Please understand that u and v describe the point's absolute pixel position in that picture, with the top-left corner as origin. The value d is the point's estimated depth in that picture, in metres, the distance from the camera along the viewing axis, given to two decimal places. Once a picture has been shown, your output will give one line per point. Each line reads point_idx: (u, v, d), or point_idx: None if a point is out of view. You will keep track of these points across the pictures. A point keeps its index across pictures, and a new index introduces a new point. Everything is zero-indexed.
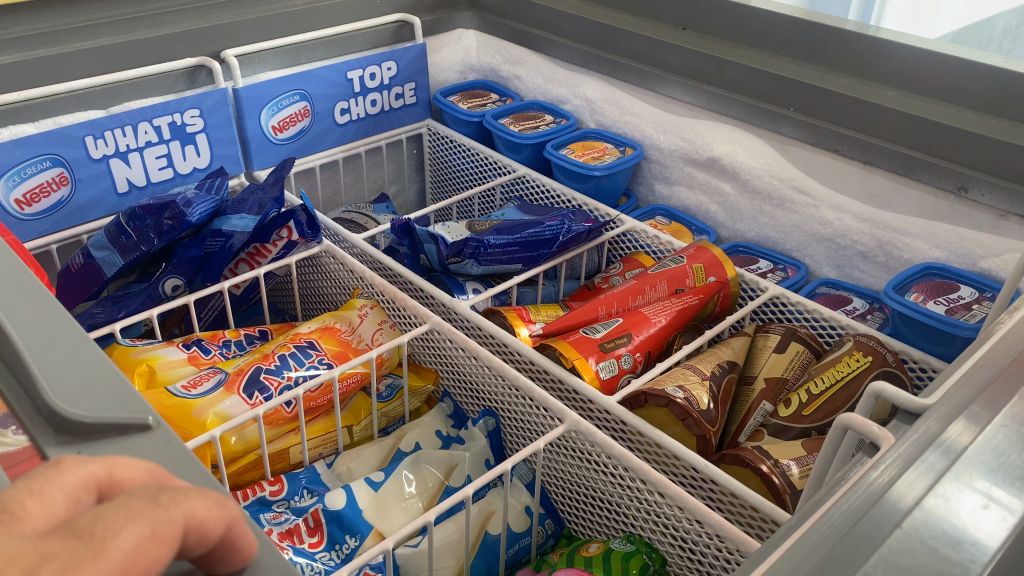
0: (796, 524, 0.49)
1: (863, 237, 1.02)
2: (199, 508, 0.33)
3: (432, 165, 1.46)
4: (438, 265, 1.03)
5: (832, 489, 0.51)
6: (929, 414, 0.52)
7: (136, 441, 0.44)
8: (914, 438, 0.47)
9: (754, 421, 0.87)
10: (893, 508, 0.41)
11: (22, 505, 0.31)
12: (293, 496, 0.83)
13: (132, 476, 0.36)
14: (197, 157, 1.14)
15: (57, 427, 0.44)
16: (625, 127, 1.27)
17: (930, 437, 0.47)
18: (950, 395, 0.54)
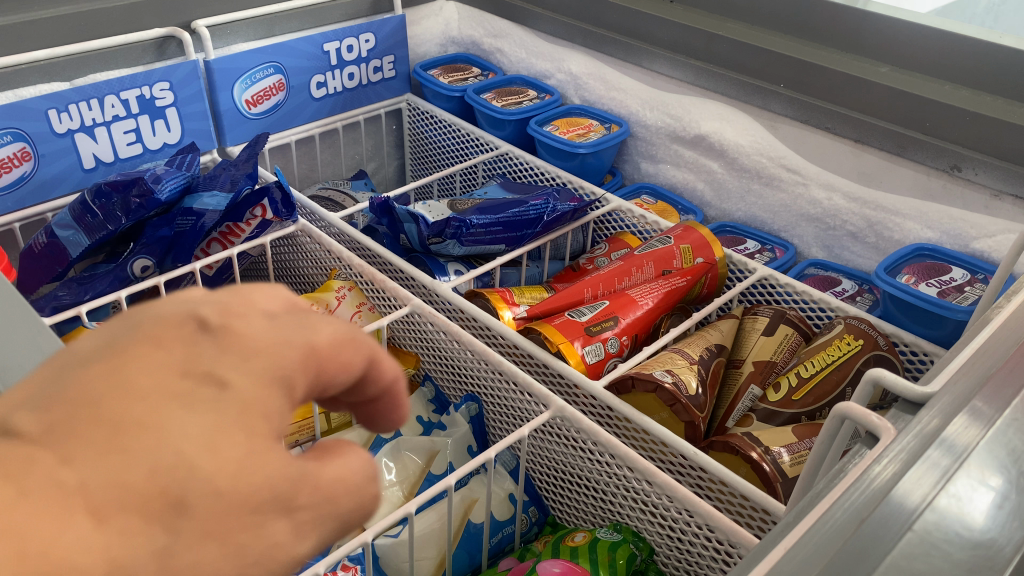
0: (794, 520, 0.47)
1: (853, 218, 1.00)
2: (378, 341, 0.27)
3: (412, 141, 1.42)
4: (419, 245, 1.00)
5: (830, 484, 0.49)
6: (931, 407, 0.49)
7: None
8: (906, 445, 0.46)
9: (742, 405, 0.85)
10: (898, 507, 0.39)
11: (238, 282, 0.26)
12: None
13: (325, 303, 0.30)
14: (168, 132, 1.10)
15: None
16: (610, 103, 1.24)
17: (933, 434, 0.45)
18: (950, 385, 0.52)
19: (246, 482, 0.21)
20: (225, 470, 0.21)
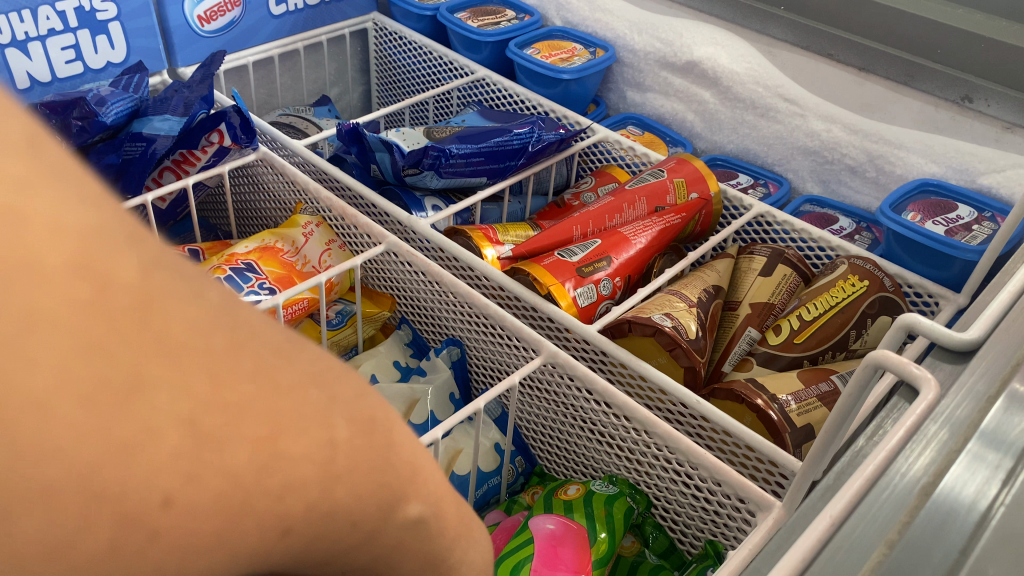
0: (819, 503, 0.42)
1: (853, 151, 0.94)
2: None
3: (379, 64, 1.32)
4: (392, 177, 0.93)
5: (857, 460, 0.44)
6: (959, 390, 0.45)
7: None
8: (944, 433, 0.40)
9: (739, 349, 0.80)
10: (949, 503, 0.34)
11: None
12: None
13: None
14: (111, 50, 0.99)
15: None
16: (594, 25, 1.16)
17: (975, 420, 0.40)
18: (1000, 344, 0.49)
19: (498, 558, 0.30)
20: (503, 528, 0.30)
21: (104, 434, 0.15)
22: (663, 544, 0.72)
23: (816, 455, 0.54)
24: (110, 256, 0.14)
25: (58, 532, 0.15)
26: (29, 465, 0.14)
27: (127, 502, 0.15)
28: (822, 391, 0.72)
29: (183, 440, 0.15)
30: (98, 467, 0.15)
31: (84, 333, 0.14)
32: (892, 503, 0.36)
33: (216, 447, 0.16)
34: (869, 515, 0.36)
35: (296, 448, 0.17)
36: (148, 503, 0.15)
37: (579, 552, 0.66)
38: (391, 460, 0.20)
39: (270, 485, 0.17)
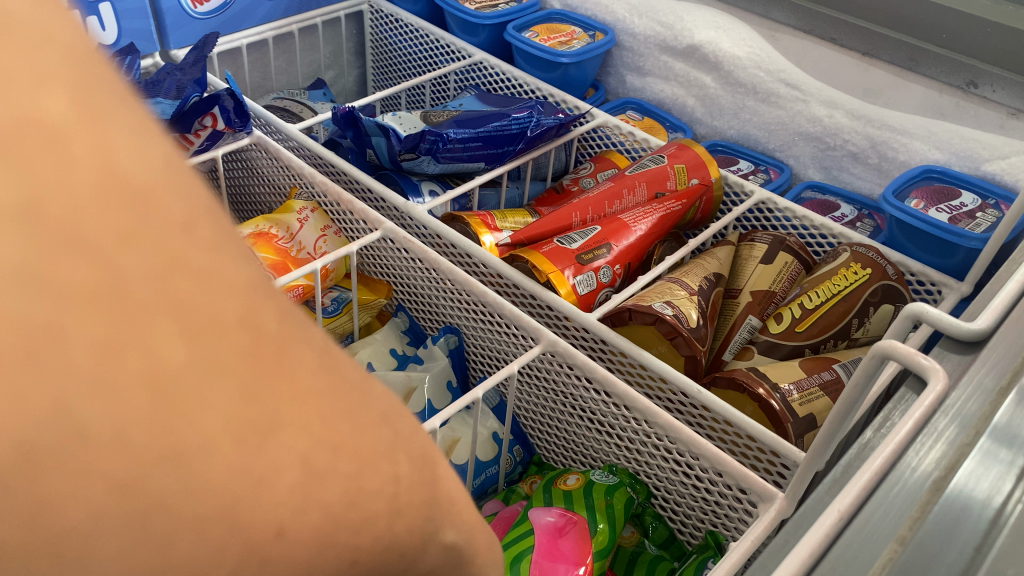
0: (826, 498, 0.40)
1: (855, 137, 0.93)
2: None
3: (374, 47, 1.31)
4: (388, 162, 0.92)
5: (865, 453, 0.42)
6: (964, 383, 0.44)
7: None
8: (954, 428, 0.39)
9: (739, 337, 0.79)
10: (963, 504, 0.33)
11: None
12: None
13: None
14: (102, 31, 0.98)
15: None
16: (594, 8, 1.14)
17: (985, 416, 0.40)
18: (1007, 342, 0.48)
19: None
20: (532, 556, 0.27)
21: (242, 469, 0.13)
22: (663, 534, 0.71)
23: (819, 446, 0.53)
24: (263, 304, 0.13)
25: (185, 559, 0.13)
26: (166, 498, 0.12)
27: (250, 527, 0.13)
28: (824, 379, 0.72)
29: (305, 472, 0.13)
30: (237, 501, 0.13)
31: (233, 373, 0.12)
32: (901, 502, 0.35)
33: (330, 482, 0.14)
34: (880, 513, 0.35)
35: (374, 482, 0.14)
36: (264, 532, 0.13)
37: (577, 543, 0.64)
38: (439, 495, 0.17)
39: (352, 520, 0.14)
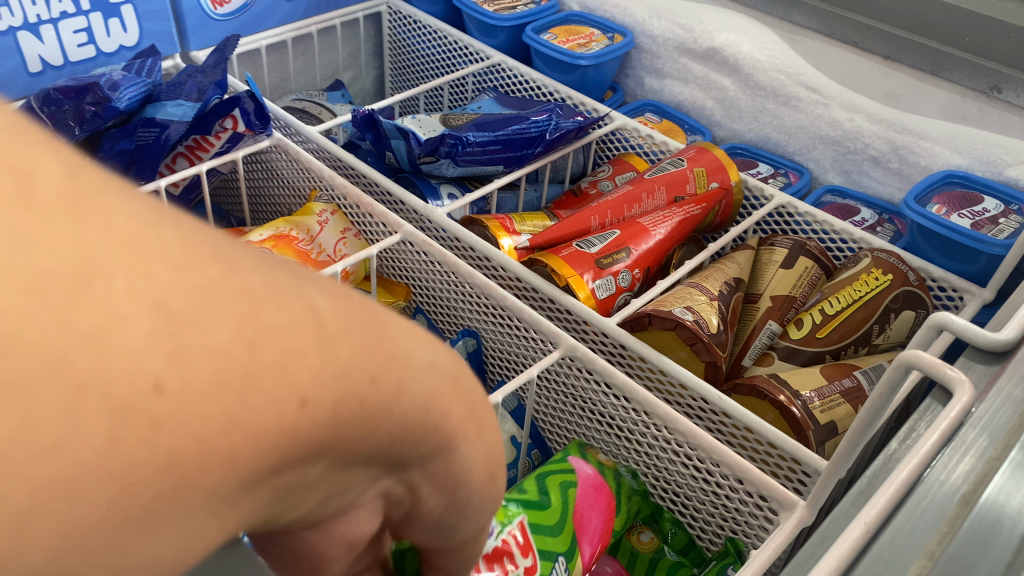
0: (851, 509, 0.40)
1: (876, 141, 0.93)
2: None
3: (393, 48, 1.31)
4: (408, 165, 0.92)
5: (891, 464, 0.42)
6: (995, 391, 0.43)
7: None
8: (983, 441, 0.39)
9: (760, 342, 0.79)
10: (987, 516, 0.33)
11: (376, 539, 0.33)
12: None
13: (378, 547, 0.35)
14: (123, 33, 0.98)
15: None
16: (613, 10, 1.14)
17: (1015, 429, 0.39)
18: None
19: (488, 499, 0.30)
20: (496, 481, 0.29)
21: (64, 325, 0.14)
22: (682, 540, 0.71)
23: (842, 454, 0.53)
24: (41, 175, 0.15)
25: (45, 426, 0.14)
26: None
27: (118, 386, 0.15)
28: (845, 387, 0.71)
29: (158, 318, 0.15)
30: (72, 359, 0.14)
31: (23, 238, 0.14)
32: (929, 515, 0.35)
33: (193, 327, 0.16)
34: (908, 521, 0.35)
35: (277, 321, 0.17)
36: (139, 388, 0.15)
37: (606, 514, 0.66)
38: (375, 345, 0.20)
39: (263, 355, 0.17)
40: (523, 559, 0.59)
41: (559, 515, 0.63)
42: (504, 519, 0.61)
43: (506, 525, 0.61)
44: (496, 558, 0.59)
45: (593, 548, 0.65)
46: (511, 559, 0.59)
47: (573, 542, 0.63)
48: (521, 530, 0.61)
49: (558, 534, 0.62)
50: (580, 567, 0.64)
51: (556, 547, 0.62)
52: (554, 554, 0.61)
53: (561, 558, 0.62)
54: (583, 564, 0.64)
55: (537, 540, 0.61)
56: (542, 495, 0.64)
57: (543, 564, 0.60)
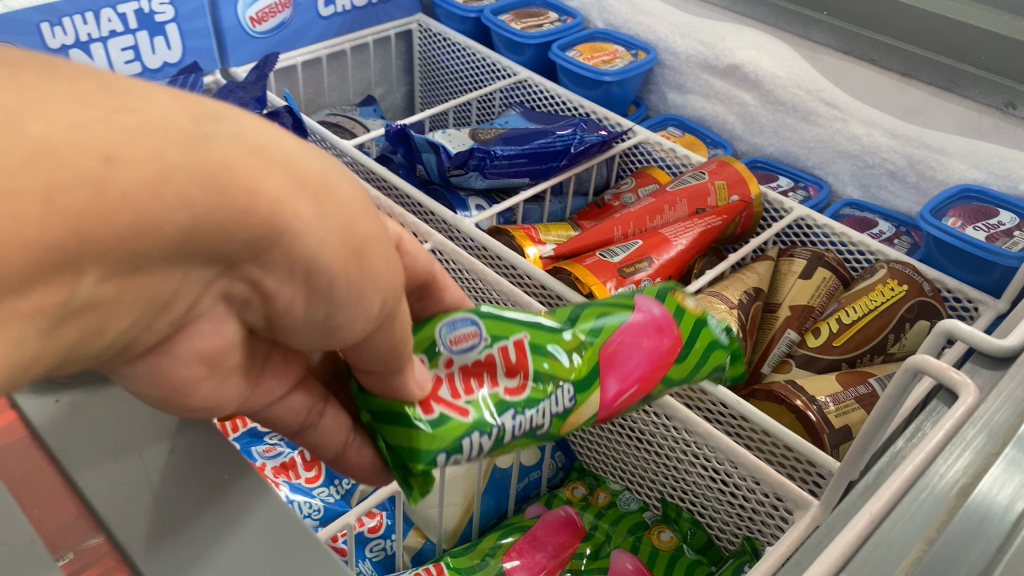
0: (857, 502, 0.42)
1: (894, 156, 0.95)
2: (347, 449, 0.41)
3: (423, 65, 1.35)
4: (437, 177, 0.96)
5: (895, 462, 0.44)
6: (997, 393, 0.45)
7: None
8: (982, 440, 0.41)
9: (778, 350, 0.81)
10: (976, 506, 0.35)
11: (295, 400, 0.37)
12: (331, 481, 0.77)
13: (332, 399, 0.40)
14: (168, 50, 1.03)
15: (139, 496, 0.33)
16: (637, 28, 1.17)
17: (1011, 428, 0.41)
18: None
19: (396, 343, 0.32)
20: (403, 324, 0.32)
21: None
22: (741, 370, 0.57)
23: (853, 456, 0.55)
24: None
25: None
26: None
27: None
28: (860, 393, 0.74)
29: None
30: None
31: None
32: (928, 506, 0.37)
33: None
34: (905, 513, 0.37)
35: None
36: None
37: (658, 358, 0.49)
38: (124, 127, 0.20)
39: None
40: (506, 379, 0.44)
41: (584, 338, 0.47)
42: (503, 323, 0.45)
43: (498, 331, 0.45)
44: (473, 373, 0.44)
45: (624, 387, 0.48)
46: (491, 377, 0.44)
47: (595, 368, 0.47)
48: (520, 338, 0.45)
49: (579, 356, 0.46)
50: (594, 415, 0.47)
51: (568, 367, 0.46)
52: (562, 375, 0.45)
53: (569, 383, 0.45)
54: (602, 404, 0.47)
55: (539, 355, 0.45)
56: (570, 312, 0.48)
57: (538, 385, 0.45)
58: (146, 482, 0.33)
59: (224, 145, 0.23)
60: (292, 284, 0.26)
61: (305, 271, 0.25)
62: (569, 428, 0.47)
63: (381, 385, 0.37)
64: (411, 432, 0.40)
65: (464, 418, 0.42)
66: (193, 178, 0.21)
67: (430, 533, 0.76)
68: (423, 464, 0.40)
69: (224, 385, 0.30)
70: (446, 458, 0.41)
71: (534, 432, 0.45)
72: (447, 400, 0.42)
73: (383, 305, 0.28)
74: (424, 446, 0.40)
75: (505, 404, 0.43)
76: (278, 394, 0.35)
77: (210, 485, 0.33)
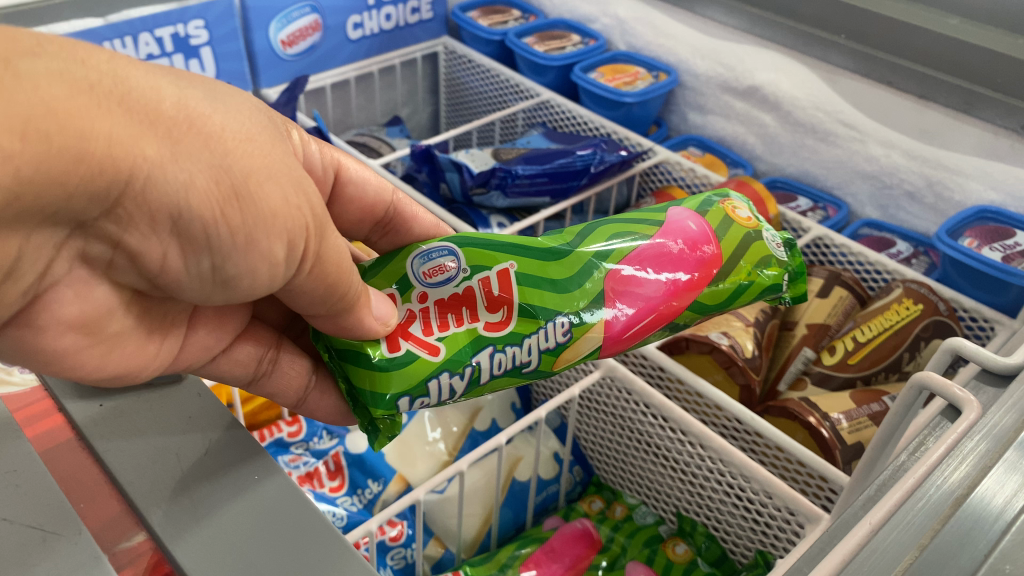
0: (859, 513, 0.44)
1: (912, 176, 0.97)
2: (304, 393, 0.51)
3: (448, 85, 1.38)
4: (460, 196, 0.99)
5: (898, 474, 0.46)
6: (1001, 405, 0.47)
7: (191, 437, 0.39)
8: (979, 451, 0.42)
9: (794, 368, 0.82)
10: (968, 512, 0.37)
11: (237, 351, 0.48)
12: (355, 490, 0.79)
13: (284, 358, 0.50)
14: (202, 72, 1.07)
15: (174, 492, 0.36)
16: (658, 49, 1.20)
17: (1013, 437, 0.43)
18: None
19: (322, 286, 0.41)
20: (330, 257, 0.40)
21: None
22: (802, 290, 0.59)
23: (862, 472, 0.56)
24: None
25: None
26: None
27: None
28: (873, 410, 0.74)
29: None
30: None
31: None
32: (924, 515, 0.38)
33: None
34: (904, 518, 0.39)
35: None
36: None
37: (677, 283, 0.53)
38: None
39: None
40: (488, 314, 0.50)
41: (581, 268, 0.52)
42: (488, 256, 0.50)
43: (479, 266, 0.50)
44: (450, 306, 0.50)
45: (635, 316, 0.52)
46: (472, 312, 0.50)
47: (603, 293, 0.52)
48: (503, 272, 0.50)
49: (569, 291, 0.51)
50: (598, 349, 0.51)
51: (558, 304, 0.50)
52: (551, 311, 0.50)
53: (563, 317, 0.50)
54: (609, 335, 0.51)
55: (523, 289, 0.50)
56: (577, 240, 0.53)
57: (520, 321, 0.50)
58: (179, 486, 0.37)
59: (35, 82, 0.27)
60: (159, 238, 0.33)
61: (172, 217, 0.32)
62: (564, 362, 0.51)
63: (334, 328, 0.45)
64: (373, 374, 0.47)
65: (432, 357, 0.48)
66: (7, 126, 0.26)
67: (448, 542, 0.77)
68: (382, 409, 0.47)
69: (117, 352, 0.39)
70: (411, 401, 0.47)
71: (520, 368, 0.50)
72: (418, 338, 0.48)
73: (286, 250, 0.36)
74: (388, 388, 0.46)
75: (483, 341, 0.49)
76: (214, 353, 0.47)
77: (241, 485, 0.38)
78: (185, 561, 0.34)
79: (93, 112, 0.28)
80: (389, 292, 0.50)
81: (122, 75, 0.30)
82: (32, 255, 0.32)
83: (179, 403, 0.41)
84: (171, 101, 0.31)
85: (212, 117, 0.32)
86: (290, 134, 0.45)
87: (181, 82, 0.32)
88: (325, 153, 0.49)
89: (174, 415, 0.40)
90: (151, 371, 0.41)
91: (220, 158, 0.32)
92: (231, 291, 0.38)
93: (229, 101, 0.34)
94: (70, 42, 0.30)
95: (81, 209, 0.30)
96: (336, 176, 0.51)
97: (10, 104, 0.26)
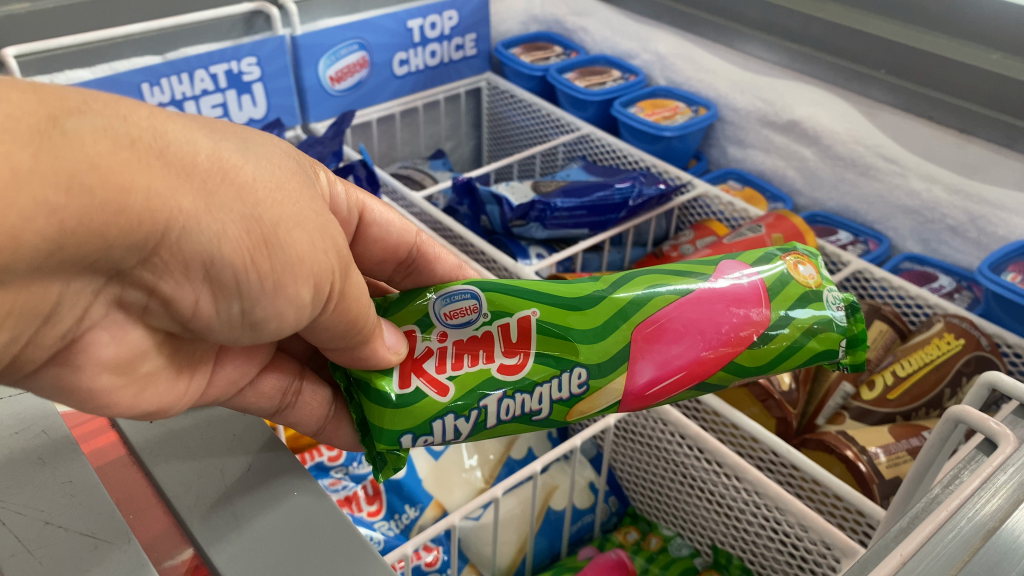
0: (891, 544, 0.43)
1: (954, 211, 0.97)
2: (324, 422, 0.53)
3: (491, 120, 1.41)
4: (500, 227, 1.01)
5: (932, 505, 0.45)
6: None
7: (234, 457, 0.41)
8: (1015, 483, 0.42)
9: (833, 403, 0.81)
10: (997, 546, 0.37)
11: (267, 384, 0.49)
12: (393, 514, 0.80)
13: (311, 397, 0.52)
14: (254, 107, 1.11)
15: (212, 506, 0.38)
16: (698, 84, 1.21)
17: None
18: None
19: (347, 321, 0.42)
20: (353, 295, 0.42)
21: None
22: (862, 358, 0.57)
23: (898, 506, 0.56)
24: None
25: None
26: None
27: None
28: (912, 445, 0.74)
29: None
30: None
31: None
32: (954, 546, 0.38)
33: None
34: (935, 549, 0.38)
35: None
36: None
37: (715, 342, 0.53)
38: (41, 161, 0.27)
39: None
40: (504, 357, 0.51)
41: (608, 317, 0.53)
42: (510, 301, 0.52)
43: (501, 311, 0.52)
44: (470, 349, 0.51)
45: (659, 373, 0.53)
46: (488, 354, 0.51)
47: (639, 347, 0.52)
48: (524, 320, 0.52)
49: (591, 342, 0.52)
50: (616, 402, 0.53)
51: (576, 355, 0.51)
52: (570, 362, 0.51)
53: (581, 368, 0.51)
54: (630, 390, 0.52)
55: (542, 337, 0.51)
56: (612, 287, 0.54)
57: (536, 368, 0.51)
58: (220, 507, 0.38)
59: (82, 139, 0.29)
60: (192, 285, 0.35)
61: (206, 265, 0.34)
62: (578, 414, 0.52)
63: (350, 359, 0.47)
64: (383, 409, 0.48)
65: (441, 398, 0.49)
66: (51, 180, 0.28)
67: (483, 569, 0.78)
68: (385, 443, 0.49)
69: (153, 386, 0.41)
70: (415, 438, 0.49)
71: (529, 416, 0.51)
72: (430, 376, 0.49)
73: (311, 291, 0.38)
74: (395, 427, 0.48)
75: (494, 384, 0.50)
76: (250, 380, 0.48)
77: (282, 501, 0.39)
78: (221, 566, 0.36)
79: (133, 166, 0.30)
80: (409, 329, 0.51)
81: (161, 130, 0.32)
82: (68, 301, 0.33)
83: (225, 424, 0.43)
84: (206, 153, 0.33)
85: (244, 166, 0.35)
86: (318, 177, 0.47)
87: (215, 136, 0.35)
88: (350, 194, 0.51)
89: (219, 436, 0.42)
90: (181, 406, 0.43)
91: (251, 209, 0.34)
92: (258, 332, 0.40)
93: (260, 150, 0.37)
94: (112, 99, 0.32)
95: (119, 258, 0.32)
96: (362, 217, 0.53)
97: (56, 159, 0.28)
